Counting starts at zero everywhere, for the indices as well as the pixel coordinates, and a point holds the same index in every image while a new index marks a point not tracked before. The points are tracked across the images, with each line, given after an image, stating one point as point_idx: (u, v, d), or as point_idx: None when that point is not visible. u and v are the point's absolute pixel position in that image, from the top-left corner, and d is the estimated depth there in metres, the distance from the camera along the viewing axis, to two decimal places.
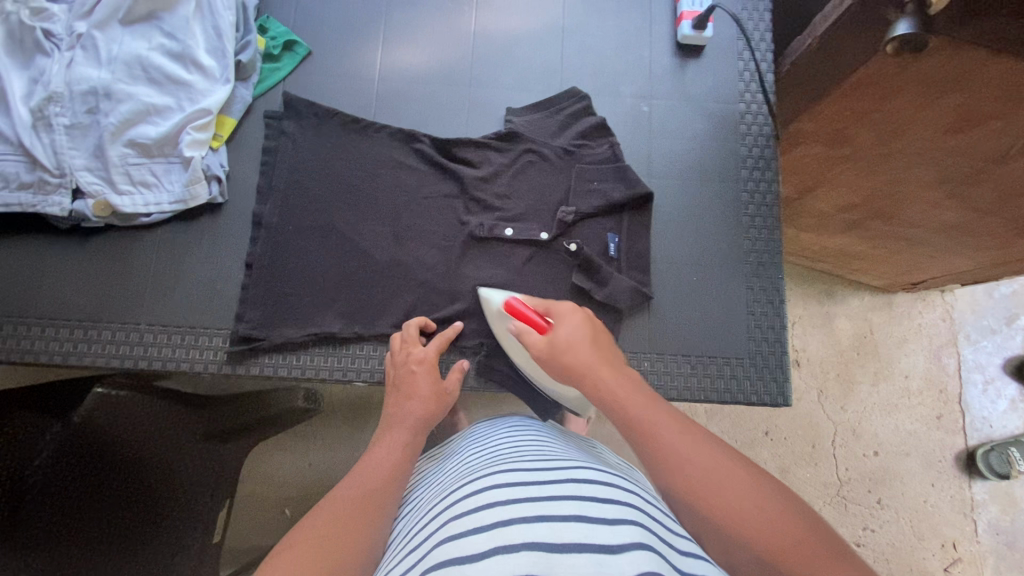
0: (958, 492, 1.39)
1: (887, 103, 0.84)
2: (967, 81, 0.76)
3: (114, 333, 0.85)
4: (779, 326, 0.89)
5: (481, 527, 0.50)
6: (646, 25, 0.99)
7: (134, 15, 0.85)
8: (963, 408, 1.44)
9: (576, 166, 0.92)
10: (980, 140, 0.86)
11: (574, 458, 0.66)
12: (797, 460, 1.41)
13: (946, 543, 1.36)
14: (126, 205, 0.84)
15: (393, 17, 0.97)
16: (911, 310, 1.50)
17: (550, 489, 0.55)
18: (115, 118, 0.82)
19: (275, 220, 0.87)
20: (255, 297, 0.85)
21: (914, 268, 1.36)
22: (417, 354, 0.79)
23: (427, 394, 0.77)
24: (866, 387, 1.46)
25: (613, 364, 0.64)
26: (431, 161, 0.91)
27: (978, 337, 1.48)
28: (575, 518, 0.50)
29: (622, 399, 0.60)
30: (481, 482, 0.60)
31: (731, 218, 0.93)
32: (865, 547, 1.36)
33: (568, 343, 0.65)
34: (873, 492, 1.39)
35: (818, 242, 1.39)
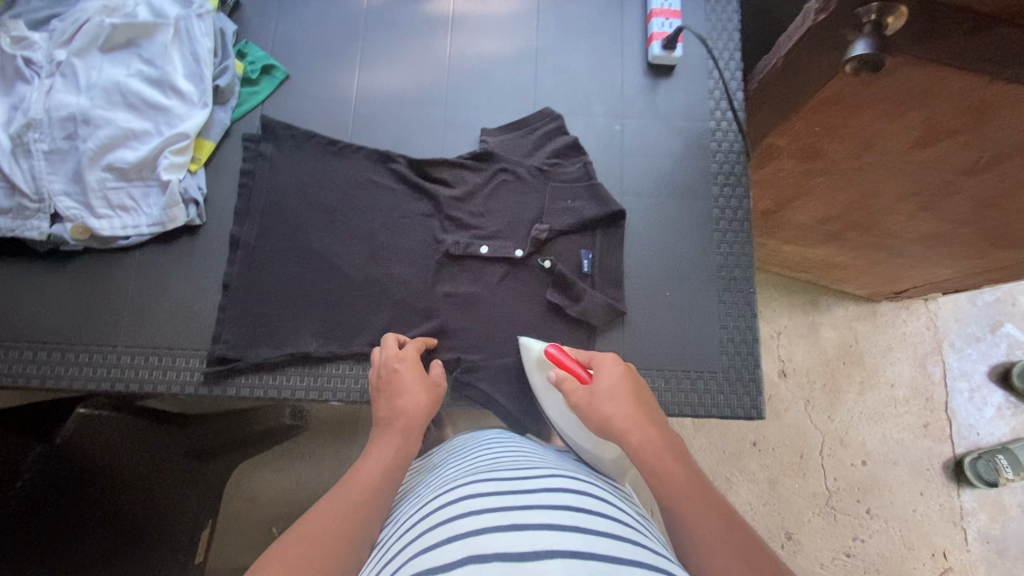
0: (947, 501, 1.39)
1: (857, 118, 0.86)
2: (932, 97, 0.78)
3: (91, 356, 0.85)
4: (751, 340, 0.91)
5: (455, 537, 0.51)
6: (617, 46, 1.01)
7: (113, 43, 0.87)
8: (950, 416, 1.45)
9: (550, 185, 0.94)
10: (948, 152, 0.88)
11: (553, 468, 0.67)
12: (785, 470, 1.41)
13: (937, 552, 1.36)
14: (104, 228, 0.85)
15: (371, 40, 0.99)
16: (896, 318, 1.52)
17: (523, 499, 0.56)
18: (93, 143, 0.83)
19: (253, 241, 0.89)
20: (231, 317, 0.86)
21: (896, 277, 1.38)
22: (398, 354, 0.80)
23: (417, 388, 0.77)
24: (852, 396, 1.46)
25: (652, 419, 0.66)
26: (407, 181, 0.93)
27: (963, 345, 1.49)
28: (547, 528, 0.51)
29: (661, 460, 0.62)
30: (456, 492, 0.61)
31: (703, 233, 0.94)
32: (855, 557, 1.36)
33: (603, 396, 0.69)
34: (862, 502, 1.39)
35: (800, 253, 1.40)
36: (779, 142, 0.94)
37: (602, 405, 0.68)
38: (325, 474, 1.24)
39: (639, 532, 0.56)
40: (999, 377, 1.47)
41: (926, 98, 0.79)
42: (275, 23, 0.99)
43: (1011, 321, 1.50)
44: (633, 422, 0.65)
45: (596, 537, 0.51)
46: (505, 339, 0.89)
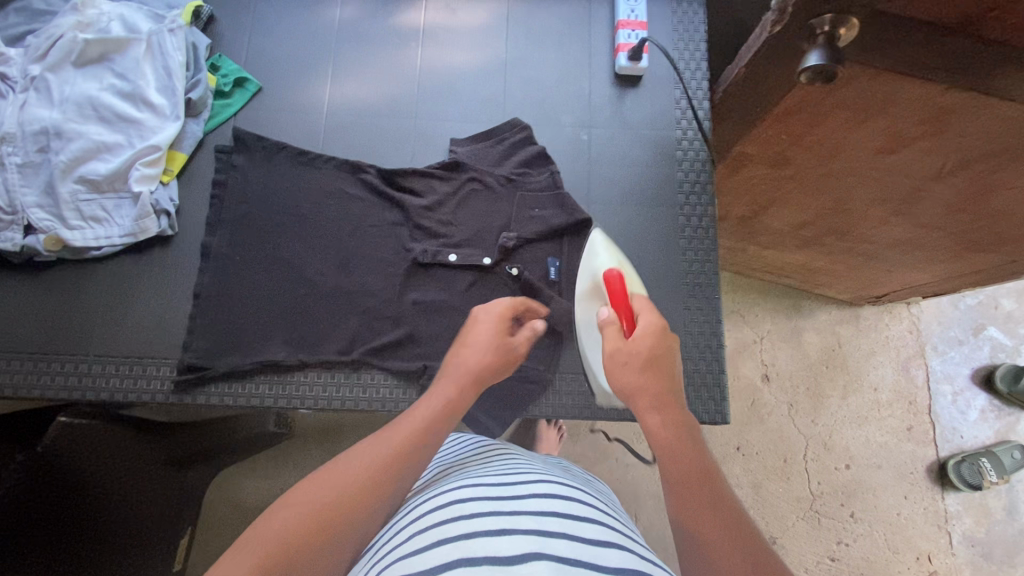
0: (931, 504, 1.40)
1: (820, 126, 0.87)
2: (889, 106, 0.80)
3: (64, 365, 0.86)
4: (716, 345, 0.92)
5: (446, 540, 0.53)
6: (585, 57, 1.03)
7: (87, 57, 0.89)
8: (933, 419, 1.46)
9: (518, 194, 0.95)
10: (911, 159, 0.90)
11: (539, 470, 0.70)
12: (769, 474, 1.42)
13: (921, 556, 1.36)
14: (77, 239, 0.86)
15: (344, 53, 1.01)
16: (879, 322, 1.53)
17: (511, 503, 0.58)
18: (66, 156, 0.85)
19: (224, 251, 0.90)
20: (201, 326, 0.87)
21: (877, 281, 1.39)
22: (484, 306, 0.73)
23: (488, 346, 0.69)
24: (835, 400, 1.47)
25: (671, 395, 0.64)
26: (377, 191, 0.94)
27: (945, 348, 1.50)
28: (533, 532, 0.53)
29: (676, 443, 0.61)
30: (446, 494, 0.63)
31: (669, 240, 0.96)
32: (839, 561, 1.36)
33: (635, 360, 0.65)
34: (846, 506, 1.40)
35: (780, 258, 1.42)
36: (745, 150, 0.95)
37: (627, 372, 0.64)
38: None
39: (623, 535, 0.58)
40: (982, 380, 1.48)
41: (885, 105, 0.80)
42: (249, 38, 1.01)
43: (994, 324, 1.51)
44: (655, 399, 0.63)
45: (582, 542, 0.53)
46: None
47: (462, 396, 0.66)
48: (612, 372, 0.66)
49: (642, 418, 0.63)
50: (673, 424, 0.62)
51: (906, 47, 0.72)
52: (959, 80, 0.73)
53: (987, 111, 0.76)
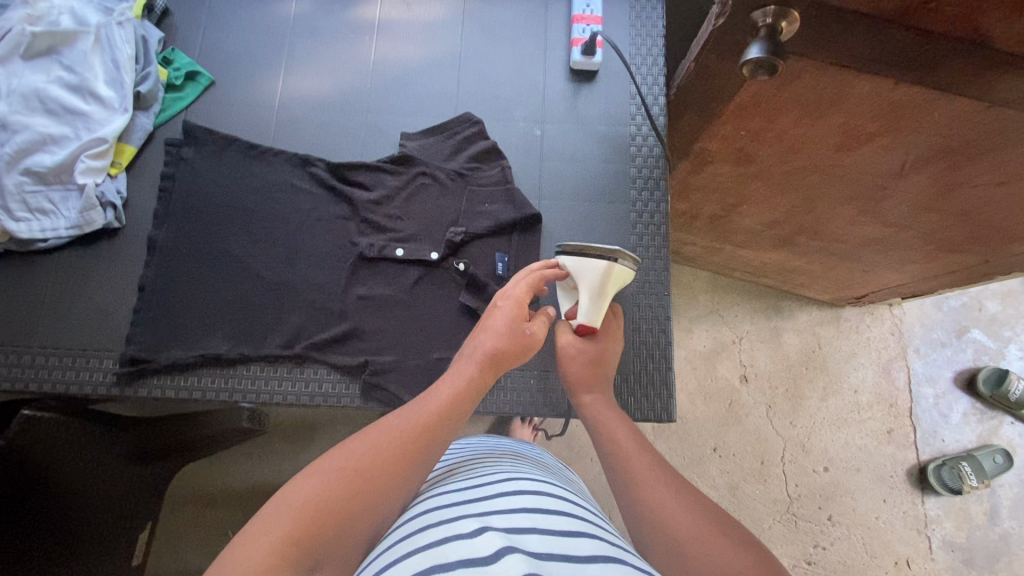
0: (911, 508, 1.37)
1: (775, 122, 0.87)
2: (843, 102, 0.79)
3: (7, 356, 0.86)
4: (665, 342, 0.90)
5: (416, 551, 0.51)
6: (540, 52, 1.02)
7: (35, 50, 0.89)
8: (913, 422, 1.43)
9: (468, 189, 0.95)
10: (870, 156, 0.89)
11: (510, 469, 0.68)
12: (746, 476, 1.41)
13: (900, 561, 1.34)
14: (22, 231, 0.86)
15: (300, 47, 1.01)
16: (860, 323, 1.51)
17: (479, 509, 0.57)
18: (11, 148, 0.85)
19: (170, 244, 0.90)
20: (144, 320, 0.87)
21: (854, 282, 1.37)
22: (507, 290, 0.77)
23: (502, 328, 0.73)
24: (815, 402, 1.46)
25: (601, 388, 0.77)
26: (325, 184, 0.94)
27: (928, 351, 1.48)
28: (505, 532, 0.52)
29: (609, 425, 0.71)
30: (416, 506, 0.61)
31: (621, 237, 0.95)
32: (816, 564, 1.34)
33: (582, 357, 0.78)
34: (824, 509, 1.38)
35: (758, 257, 1.40)
36: (700, 147, 0.94)
37: (575, 363, 0.77)
38: (268, 473, 1.25)
39: (593, 526, 0.57)
40: (965, 382, 1.45)
41: (837, 100, 0.79)
42: (204, 31, 1.01)
43: (977, 326, 1.48)
44: (588, 388, 0.77)
45: (555, 537, 0.52)
46: (418, 340, 0.89)
47: (484, 376, 0.70)
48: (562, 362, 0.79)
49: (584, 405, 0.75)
50: (601, 402, 0.75)
51: (849, 41, 0.71)
52: (909, 75, 0.72)
53: (952, 106, 0.74)
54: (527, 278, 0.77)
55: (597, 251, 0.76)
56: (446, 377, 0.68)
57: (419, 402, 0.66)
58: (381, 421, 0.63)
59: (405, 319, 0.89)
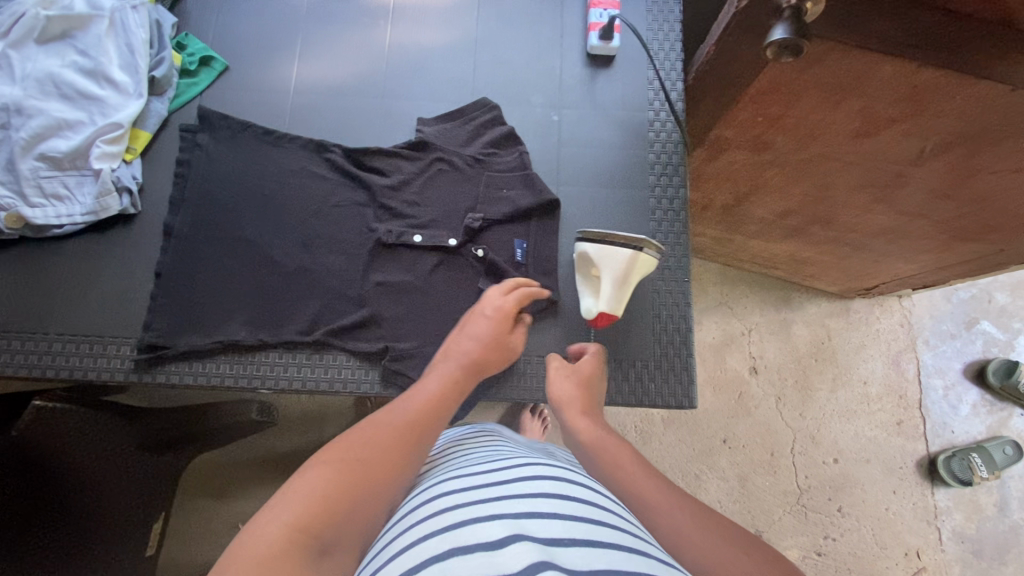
0: (921, 500, 1.37)
1: (794, 108, 0.86)
2: (864, 87, 0.78)
3: (23, 343, 0.85)
4: (685, 329, 0.90)
5: (434, 533, 0.51)
6: (556, 37, 1.02)
7: (49, 34, 0.88)
8: (923, 414, 1.43)
9: (485, 174, 0.94)
10: (892, 141, 0.88)
11: (526, 455, 0.68)
12: (756, 467, 1.40)
13: (910, 552, 1.34)
14: (38, 217, 0.86)
15: (313, 33, 1.00)
16: (869, 315, 1.51)
17: (501, 491, 0.57)
18: (26, 133, 0.84)
19: (187, 230, 0.89)
20: (160, 306, 0.86)
21: (865, 272, 1.37)
22: (495, 301, 0.77)
23: (488, 339, 0.74)
24: (824, 394, 1.45)
25: (592, 410, 0.73)
26: (342, 170, 0.93)
27: (937, 342, 1.48)
28: (528, 517, 0.51)
29: (595, 439, 0.66)
30: (433, 488, 0.61)
31: (639, 223, 0.94)
32: (826, 556, 1.34)
33: (573, 377, 0.76)
34: (834, 500, 1.38)
35: (767, 248, 1.39)
36: (719, 133, 0.94)
37: (568, 383, 0.75)
38: (281, 463, 1.24)
39: (615, 512, 0.56)
40: (974, 374, 1.45)
41: (855, 84, 0.78)
42: (216, 17, 1.00)
43: (986, 318, 1.48)
44: (581, 410, 0.72)
45: (579, 522, 0.51)
46: (437, 327, 0.88)
47: (468, 379, 0.70)
48: (554, 383, 0.76)
49: (572, 422, 0.70)
50: (596, 422, 0.70)
51: (873, 24, 0.71)
52: (932, 59, 0.71)
53: (965, 91, 0.74)
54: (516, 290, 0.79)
55: (622, 239, 0.76)
56: (430, 375, 0.68)
57: (409, 397, 0.65)
58: (373, 416, 0.62)
59: (425, 306, 0.89)
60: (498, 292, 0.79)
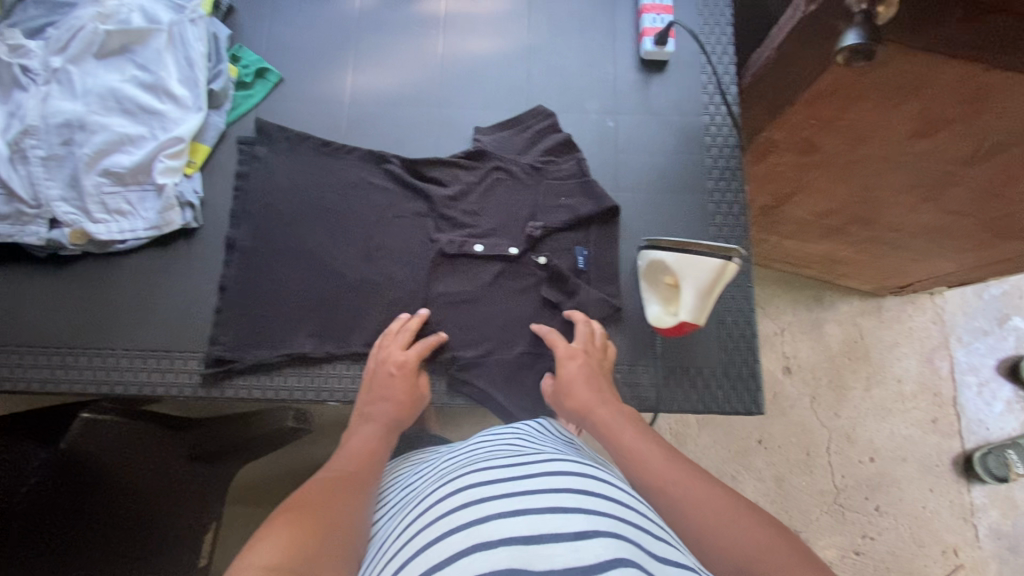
0: (957, 497, 1.37)
1: (851, 111, 0.86)
2: (927, 88, 0.78)
3: (91, 360, 0.86)
4: (750, 334, 0.89)
5: (458, 527, 0.50)
6: (609, 42, 1.01)
7: (108, 48, 0.88)
8: (958, 411, 1.43)
9: (544, 182, 0.94)
10: (950, 143, 0.87)
11: (550, 450, 0.66)
12: (793, 468, 1.38)
13: (948, 549, 1.33)
14: (101, 232, 0.86)
15: (365, 43, 1.00)
16: (902, 312, 1.50)
17: (522, 483, 0.55)
18: (89, 149, 0.84)
19: (249, 243, 0.89)
20: (227, 319, 0.86)
21: (898, 271, 1.36)
22: (396, 358, 0.82)
23: (403, 399, 0.79)
24: (858, 392, 1.44)
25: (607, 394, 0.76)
26: (400, 180, 0.93)
27: (970, 339, 1.47)
28: (551, 513, 0.50)
29: (619, 431, 0.69)
30: (457, 479, 0.60)
31: (699, 228, 0.94)
32: (865, 556, 1.33)
33: (575, 380, 0.78)
34: (871, 499, 1.36)
35: (802, 248, 1.37)
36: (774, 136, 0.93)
37: (579, 389, 0.76)
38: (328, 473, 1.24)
39: (634, 508, 0.55)
40: (1008, 371, 1.45)
41: (920, 88, 0.78)
42: (269, 27, 1.00)
43: (1019, 314, 1.48)
44: (598, 402, 0.75)
45: (600, 517, 0.50)
46: (503, 334, 0.88)
47: (387, 437, 0.76)
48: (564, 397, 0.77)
49: (597, 412, 0.73)
50: (617, 411, 0.73)
51: (944, 27, 0.70)
52: (1001, 60, 0.71)
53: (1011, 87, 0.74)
54: (420, 344, 0.83)
55: (706, 248, 0.75)
56: (354, 440, 0.74)
57: (338, 460, 0.71)
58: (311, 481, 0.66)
59: (490, 316, 0.89)
60: (398, 348, 0.83)
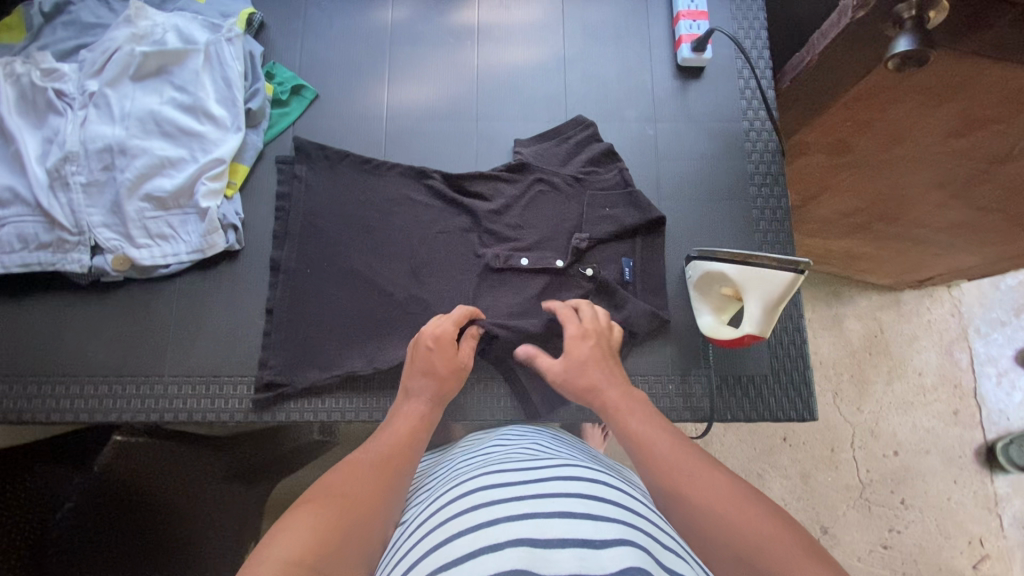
0: (981, 488, 1.30)
1: (890, 113, 0.85)
2: (967, 90, 0.77)
3: (139, 387, 0.85)
4: (801, 341, 0.89)
5: (466, 529, 0.50)
6: (645, 50, 1.01)
7: (145, 70, 0.87)
8: (979, 403, 1.36)
9: (587, 193, 0.92)
10: (982, 142, 0.85)
11: (562, 456, 0.66)
12: (818, 464, 1.31)
13: (973, 540, 1.28)
14: (145, 258, 0.85)
15: (399, 56, 0.99)
16: (919, 306, 1.41)
17: (533, 487, 0.54)
18: (131, 173, 0.83)
19: (294, 265, 0.88)
20: (276, 342, 0.85)
21: (919, 265, 1.28)
22: (434, 332, 0.75)
23: (445, 373, 0.73)
24: (880, 386, 1.36)
25: (619, 377, 0.71)
26: (442, 196, 0.92)
27: (987, 330, 1.40)
28: (560, 517, 0.49)
29: (627, 417, 0.65)
30: (468, 481, 0.59)
31: (744, 235, 0.94)
32: (893, 549, 1.26)
33: (584, 363, 0.73)
34: (897, 492, 1.30)
35: (822, 245, 1.30)
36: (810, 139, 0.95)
37: (591, 371, 0.71)
38: None
39: (644, 517, 0.53)
40: None
41: (958, 88, 0.77)
42: (302, 44, 0.98)
43: None
44: (611, 384, 0.70)
45: (606, 523, 0.49)
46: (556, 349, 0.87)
47: (433, 415, 0.71)
48: (573, 380, 0.72)
49: (604, 394, 0.69)
50: (627, 395, 0.68)
51: (992, 30, 0.70)
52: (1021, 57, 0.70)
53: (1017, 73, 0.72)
54: (454, 314, 0.78)
55: (770, 259, 0.73)
56: (395, 420, 0.69)
57: (374, 439, 0.66)
58: (347, 458, 0.63)
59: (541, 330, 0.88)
60: (437, 321, 0.78)
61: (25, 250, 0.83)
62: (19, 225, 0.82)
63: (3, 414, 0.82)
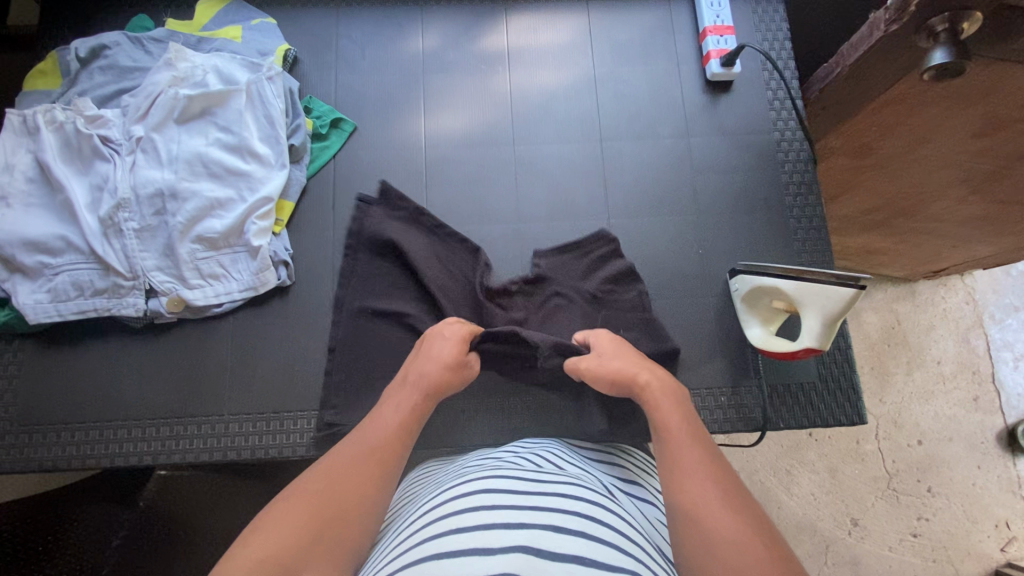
0: (1005, 471, 1.25)
1: (918, 111, 0.84)
2: (996, 91, 0.76)
3: (200, 427, 0.85)
4: (844, 346, 0.92)
5: (464, 526, 0.47)
6: (673, 66, 1.03)
7: (189, 113, 0.88)
8: (998, 387, 1.30)
9: (602, 313, 0.91)
10: (1009, 144, 0.83)
11: (564, 468, 0.63)
12: (844, 456, 1.26)
13: (1000, 523, 1.22)
14: (199, 298, 0.86)
15: (432, 83, 1.00)
16: (934, 295, 1.36)
17: (534, 496, 0.52)
18: (183, 217, 0.84)
19: (351, 300, 0.90)
20: (337, 382, 0.86)
21: (936, 258, 1.22)
22: (451, 329, 0.79)
23: (450, 359, 0.74)
24: (901, 376, 1.31)
25: (652, 367, 0.72)
26: (465, 302, 0.91)
27: (1002, 316, 1.34)
28: (557, 530, 0.47)
29: (665, 410, 0.64)
30: (476, 477, 0.56)
31: (782, 244, 0.96)
32: (922, 538, 1.21)
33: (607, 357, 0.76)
34: (924, 481, 1.24)
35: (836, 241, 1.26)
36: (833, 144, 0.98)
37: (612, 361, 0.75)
38: None
39: (644, 547, 0.51)
40: None
41: (990, 91, 0.77)
42: (337, 77, 1.00)
43: None
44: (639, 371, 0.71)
45: (607, 547, 0.47)
46: None
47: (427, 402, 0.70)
48: (598, 367, 0.75)
49: (643, 381, 0.69)
50: (659, 377, 0.69)
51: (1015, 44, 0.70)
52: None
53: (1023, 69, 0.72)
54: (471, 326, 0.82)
55: (833, 278, 0.76)
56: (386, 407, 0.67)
57: (362, 429, 0.64)
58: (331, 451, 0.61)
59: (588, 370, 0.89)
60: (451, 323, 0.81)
61: (81, 297, 0.84)
62: (73, 273, 0.83)
63: (68, 463, 0.83)
